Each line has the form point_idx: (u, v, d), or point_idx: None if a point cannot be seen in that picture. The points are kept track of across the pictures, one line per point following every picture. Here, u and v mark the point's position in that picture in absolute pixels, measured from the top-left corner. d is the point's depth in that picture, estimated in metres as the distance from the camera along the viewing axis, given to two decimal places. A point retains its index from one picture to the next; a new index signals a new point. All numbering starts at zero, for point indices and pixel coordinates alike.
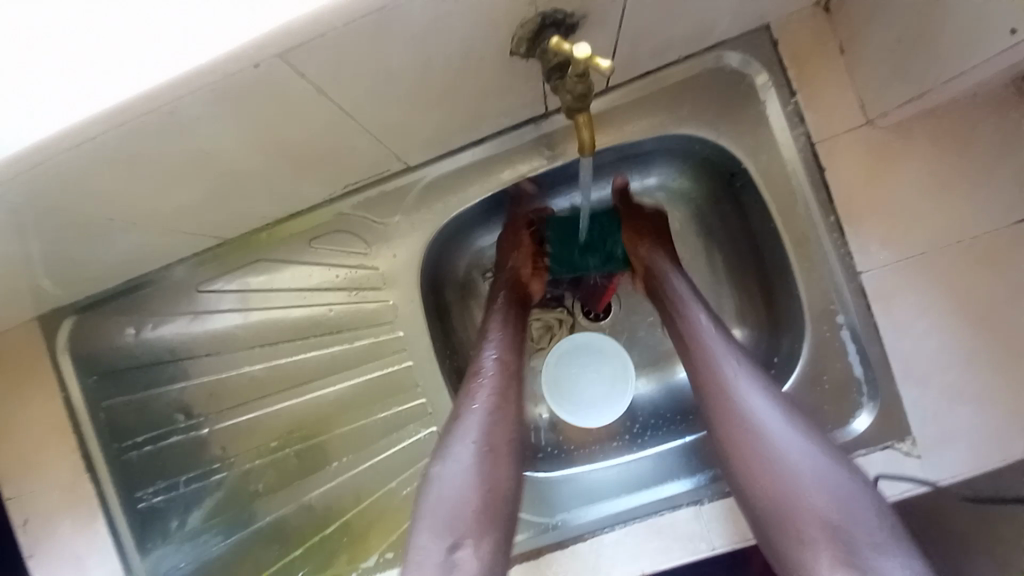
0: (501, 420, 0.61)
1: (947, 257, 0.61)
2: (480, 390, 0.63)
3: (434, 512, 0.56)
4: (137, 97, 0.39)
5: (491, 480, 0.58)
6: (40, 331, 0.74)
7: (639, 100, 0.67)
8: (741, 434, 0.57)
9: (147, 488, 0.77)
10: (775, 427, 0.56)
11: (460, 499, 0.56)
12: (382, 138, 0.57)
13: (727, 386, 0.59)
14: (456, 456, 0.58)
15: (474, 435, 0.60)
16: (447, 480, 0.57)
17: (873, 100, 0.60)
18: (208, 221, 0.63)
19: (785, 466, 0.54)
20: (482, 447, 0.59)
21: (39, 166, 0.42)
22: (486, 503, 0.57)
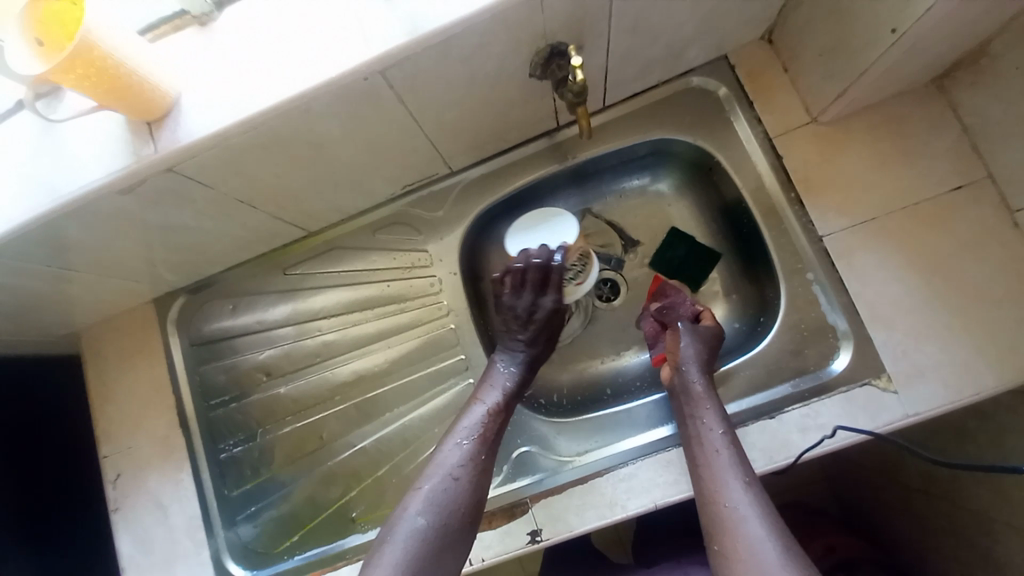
0: (495, 407, 0.76)
1: (895, 220, 0.75)
2: (450, 449, 0.71)
3: (432, 480, 0.68)
4: (279, 100, 0.58)
5: (473, 467, 0.70)
6: (157, 308, 0.94)
7: (630, 113, 0.86)
8: (714, 498, 0.64)
9: (228, 441, 0.92)
10: (758, 524, 0.60)
11: (443, 477, 0.69)
12: (436, 141, 0.77)
13: (713, 471, 0.65)
14: (450, 446, 0.72)
15: (467, 428, 0.74)
16: (450, 459, 0.70)
17: (813, 102, 0.77)
18: (303, 211, 0.83)
19: (738, 523, 0.61)
20: (476, 438, 0.72)
21: (210, 150, 0.61)
22: (467, 486, 0.68)
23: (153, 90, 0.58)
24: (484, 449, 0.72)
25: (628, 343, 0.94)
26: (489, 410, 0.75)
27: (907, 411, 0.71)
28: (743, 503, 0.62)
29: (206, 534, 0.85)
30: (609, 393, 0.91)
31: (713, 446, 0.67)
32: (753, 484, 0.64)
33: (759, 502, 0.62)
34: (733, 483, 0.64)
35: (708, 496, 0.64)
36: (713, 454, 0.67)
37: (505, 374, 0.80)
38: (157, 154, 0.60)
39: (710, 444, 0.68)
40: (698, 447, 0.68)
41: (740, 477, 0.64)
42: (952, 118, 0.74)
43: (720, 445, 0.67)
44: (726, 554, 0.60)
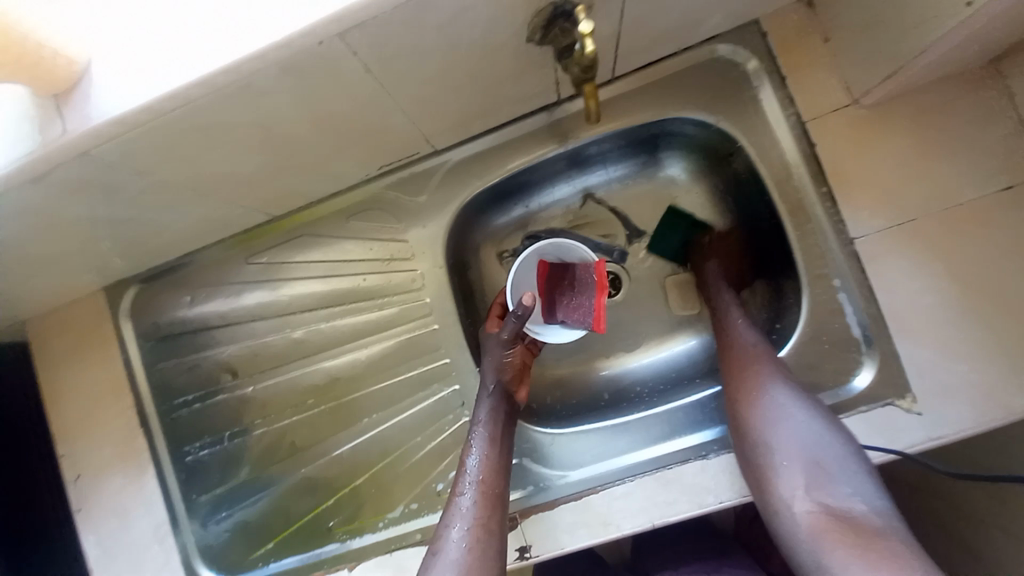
0: (487, 473, 0.65)
1: (937, 222, 0.66)
2: (459, 513, 0.62)
3: (436, 573, 0.58)
4: (210, 73, 0.46)
5: (481, 546, 0.59)
6: (105, 299, 0.84)
7: (641, 87, 0.74)
8: (746, 385, 0.66)
9: (194, 443, 0.85)
10: (790, 397, 0.62)
11: (455, 571, 0.57)
12: (415, 119, 0.66)
13: (747, 363, 0.67)
14: (454, 530, 0.60)
15: (467, 505, 0.63)
16: (453, 543, 0.60)
17: (856, 81, 0.66)
18: (262, 196, 0.72)
19: (776, 401, 0.62)
20: (478, 514, 0.62)
21: (131, 132, 0.50)
22: (483, 572, 0.58)
23: (52, 58, 0.46)
24: (489, 525, 0.61)
25: (628, 343, 0.87)
26: (483, 477, 0.65)
27: (930, 435, 0.65)
28: (777, 380, 0.64)
29: (174, 538, 0.81)
30: (606, 399, 0.85)
31: (750, 345, 0.69)
32: (794, 384, 0.64)
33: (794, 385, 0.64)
34: (769, 392, 0.63)
35: (738, 379, 0.66)
36: (750, 351, 0.68)
37: (488, 431, 0.68)
38: (66, 137, 0.49)
39: (744, 343, 0.70)
40: (738, 368, 0.68)
41: (774, 365, 0.66)
42: (1014, 104, 0.64)
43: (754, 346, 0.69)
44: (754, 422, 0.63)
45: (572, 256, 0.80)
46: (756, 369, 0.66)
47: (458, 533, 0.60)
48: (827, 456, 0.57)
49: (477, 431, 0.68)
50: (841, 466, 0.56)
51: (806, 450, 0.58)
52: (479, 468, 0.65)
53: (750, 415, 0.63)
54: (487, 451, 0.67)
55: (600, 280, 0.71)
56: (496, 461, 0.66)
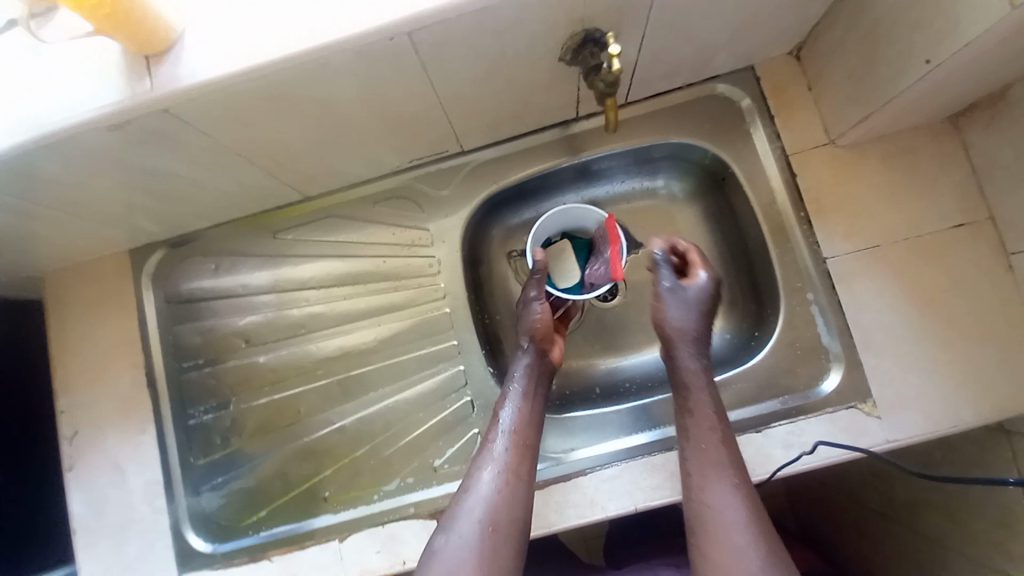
0: (520, 423, 0.69)
1: (898, 250, 0.76)
2: (492, 460, 0.65)
3: (464, 508, 0.62)
4: (291, 54, 0.54)
5: (511, 490, 0.63)
6: (130, 261, 0.88)
7: (650, 113, 0.84)
8: (695, 448, 0.67)
9: (198, 407, 0.87)
10: (729, 487, 0.62)
11: (483, 508, 0.61)
12: (452, 117, 0.74)
13: (689, 420, 0.69)
14: (485, 472, 0.64)
15: (500, 452, 0.65)
16: (483, 484, 0.63)
17: (833, 124, 0.77)
18: (303, 172, 0.78)
19: (720, 489, 0.62)
20: (509, 459, 0.65)
21: (209, 96, 0.57)
22: (505, 518, 0.61)
23: (154, 23, 0.52)
24: (516, 471, 0.65)
25: (619, 344, 0.93)
26: (517, 424, 0.68)
27: (888, 436, 0.73)
28: (722, 461, 0.65)
29: (167, 500, 0.83)
30: (597, 392, 0.90)
31: (696, 401, 0.69)
32: (739, 478, 0.64)
33: (739, 468, 0.64)
34: (728, 484, 0.63)
35: (688, 442, 0.68)
36: (693, 409, 0.69)
37: (523, 384, 0.72)
38: (153, 92, 0.55)
39: (690, 386, 0.70)
40: (694, 442, 0.67)
41: (722, 433, 0.67)
42: (963, 155, 0.76)
43: (702, 402, 0.69)
44: (692, 496, 0.64)
45: (591, 218, 0.85)
46: (700, 437, 0.67)
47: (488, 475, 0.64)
48: (748, 558, 0.57)
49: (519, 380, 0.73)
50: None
51: (735, 551, 0.58)
52: (512, 420, 0.69)
53: (702, 503, 0.63)
54: (524, 404, 0.70)
55: (613, 234, 0.78)
56: (526, 408, 0.70)
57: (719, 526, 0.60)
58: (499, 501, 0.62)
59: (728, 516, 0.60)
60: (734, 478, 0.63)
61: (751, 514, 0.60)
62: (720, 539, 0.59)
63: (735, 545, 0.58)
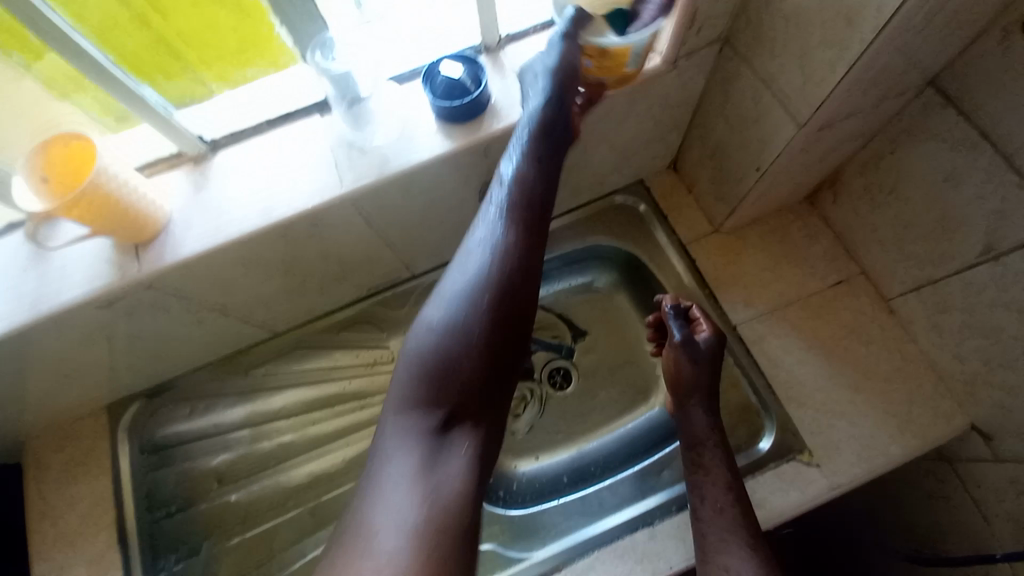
0: (465, 353, 0.55)
1: (794, 310, 0.89)
2: (412, 397, 0.55)
3: (387, 469, 0.52)
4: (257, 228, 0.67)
5: (453, 354, 0.55)
6: (105, 416, 0.92)
7: (568, 224, 1.01)
8: (708, 506, 0.74)
9: (169, 559, 0.86)
10: (743, 551, 0.69)
11: (416, 388, 0.55)
12: (399, 252, 0.88)
13: (704, 481, 0.75)
14: (424, 362, 0.55)
15: (437, 335, 0.56)
16: (404, 438, 0.53)
17: (713, 216, 0.94)
18: (272, 314, 0.89)
19: (735, 555, 0.69)
20: (458, 323, 0.56)
21: (188, 268, 0.68)
22: (445, 374, 0.55)
23: (144, 216, 0.65)
24: (453, 403, 0.55)
25: (580, 428, 0.99)
26: (461, 343, 0.55)
27: (830, 484, 0.78)
28: (735, 524, 0.71)
29: None
30: (566, 480, 0.94)
31: (710, 463, 0.76)
32: (753, 543, 0.70)
33: (752, 533, 0.71)
34: (738, 547, 0.70)
35: (701, 503, 0.75)
36: (705, 472, 0.76)
37: (482, 270, 0.57)
38: (141, 272, 0.67)
39: (706, 447, 0.78)
40: (707, 499, 0.74)
41: (734, 495, 0.74)
42: (824, 226, 0.93)
43: (717, 467, 0.76)
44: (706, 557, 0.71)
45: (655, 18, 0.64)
46: (713, 499, 0.74)
47: (425, 345, 0.56)
48: None
49: (483, 259, 0.58)
50: None
51: None
52: (467, 287, 0.57)
53: (718, 555, 0.70)
54: (483, 275, 0.57)
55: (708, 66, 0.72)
56: (496, 271, 0.57)
57: None
58: (440, 347, 0.55)
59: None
60: (749, 543, 0.70)
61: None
62: None
63: None
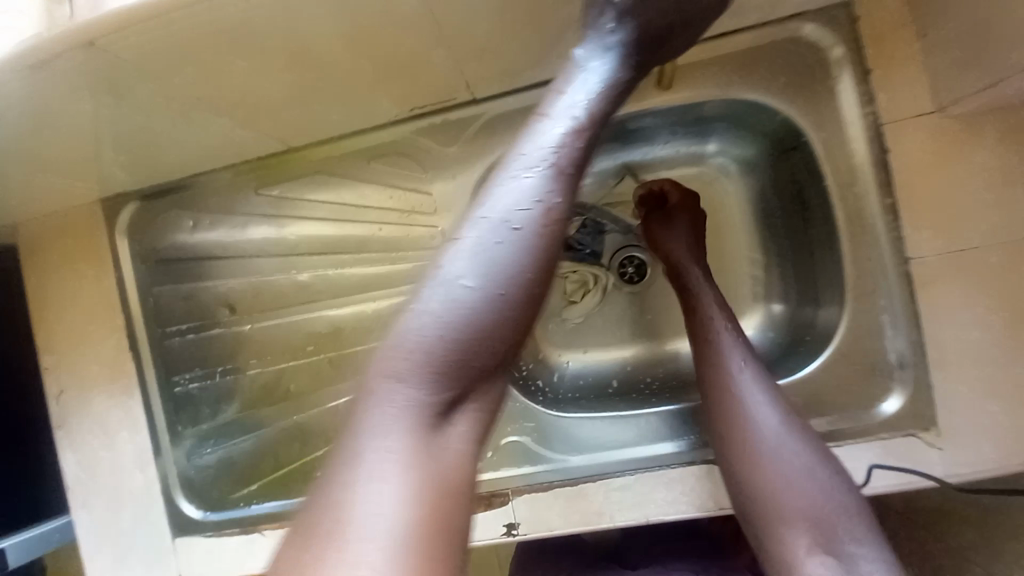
0: (523, 260, 0.40)
1: (1006, 254, 0.61)
2: (467, 261, 0.40)
3: (396, 367, 0.39)
4: None
5: (506, 267, 0.40)
6: (103, 215, 0.78)
7: (712, 60, 0.68)
8: (731, 401, 0.60)
9: (185, 374, 0.82)
10: (785, 435, 0.57)
11: (444, 315, 0.39)
12: (460, 60, 0.60)
13: (721, 370, 0.61)
14: (444, 299, 0.39)
15: (492, 219, 0.41)
16: (420, 341, 0.39)
17: (947, 87, 0.60)
18: (284, 121, 0.66)
19: (770, 438, 0.57)
20: (537, 196, 0.42)
21: (162, 26, 0.46)
22: (469, 345, 0.39)
23: None
24: (507, 310, 0.39)
25: (642, 333, 0.83)
26: (504, 315, 0.40)
27: (948, 472, 0.63)
28: (766, 408, 0.59)
29: (154, 455, 0.78)
30: (615, 385, 0.81)
31: (725, 347, 0.62)
32: (789, 416, 0.59)
33: (789, 418, 0.58)
34: (773, 425, 0.58)
35: (724, 398, 0.60)
36: (725, 357, 0.61)
37: (548, 157, 0.43)
38: (82, 20, 0.46)
39: (714, 329, 0.64)
40: (722, 385, 0.60)
41: (759, 375, 0.61)
42: None
43: (736, 357, 0.61)
44: (736, 456, 0.59)
45: None
46: (743, 398, 0.59)
47: (434, 328, 0.39)
48: (822, 505, 0.54)
49: (557, 131, 0.44)
50: (828, 519, 0.54)
51: (807, 499, 0.55)
52: (528, 185, 0.42)
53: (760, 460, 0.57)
54: (544, 178, 0.42)
55: None
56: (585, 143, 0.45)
57: (779, 478, 0.56)
58: (472, 317, 0.39)
59: (792, 462, 0.56)
60: (788, 423, 0.58)
61: (808, 448, 0.57)
62: (792, 496, 0.55)
63: (813, 494, 0.55)
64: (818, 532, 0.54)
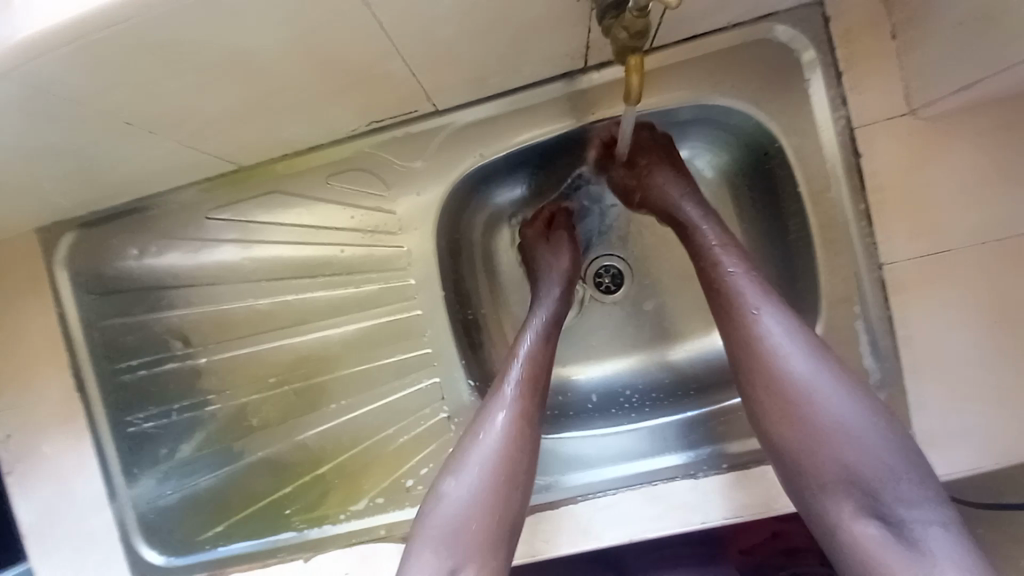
0: (523, 431, 0.58)
1: (978, 257, 0.61)
2: (505, 391, 0.59)
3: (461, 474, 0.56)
4: None
5: (524, 408, 0.59)
6: (40, 244, 0.72)
7: (681, 63, 0.65)
8: (764, 352, 0.55)
9: (139, 413, 0.76)
10: (829, 385, 0.52)
11: (489, 444, 0.57)
12: (419, 72, 0.56)
13: (750, 321, 0.56)
14: (488, 422, 0.58)
15: (507, 394, 0.59)
16: (476, 458, 0.57)
17: (919, 90, 0.59)
18: (231, 139, 0.61)
19: (812, 387, 0.53)
20: (520, 388, 0.60)
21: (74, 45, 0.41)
22: (511, 460, 0.57)
23: None
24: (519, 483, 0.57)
25: (621, 345, 0.81)
26: (523, 463, 0.57)
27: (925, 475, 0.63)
28: (804, 358, 0.54)
29: (109, 497, 0.74)
30: (593, 401, 0.79)
31: (751, 294, 0.57)
32: (826, 358, 0.54)
33: (831, 365, 0.53)
34: (810, 369, 0.53)
35: (757, 353, 0.55)
36: (754, 309, 0.56)
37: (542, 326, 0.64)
38: None
39: (732, 277, 0.58)
40: (749, 334, 0.56)
41: (792, 321, 0.55)
42: None
43: (762, 302, 0.56)
44: (773, 409, 0.54)
45: None
46: (777, 349, 0.54)
47: (476, 482, 0.55)
48: (878, 463, 0.50)
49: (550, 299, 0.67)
50: (884, 479, 0.49)
51: (858, 457, 0.50)
52: (530, 349, 0.62)
53: (776, 382, 0.54)
54: (540, 339, 0.63)
55: None
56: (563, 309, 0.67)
57: (828, 437, 0.51)
58: (506, 442, 0.57)
59: (841, 419, 0.51)
60: (832, 372, 0.53)
61: (857, 400, 0.52)
62: (841, 458, 0.51)
63: (868, 454, 0.50)
64: (868, 495, 0.50)
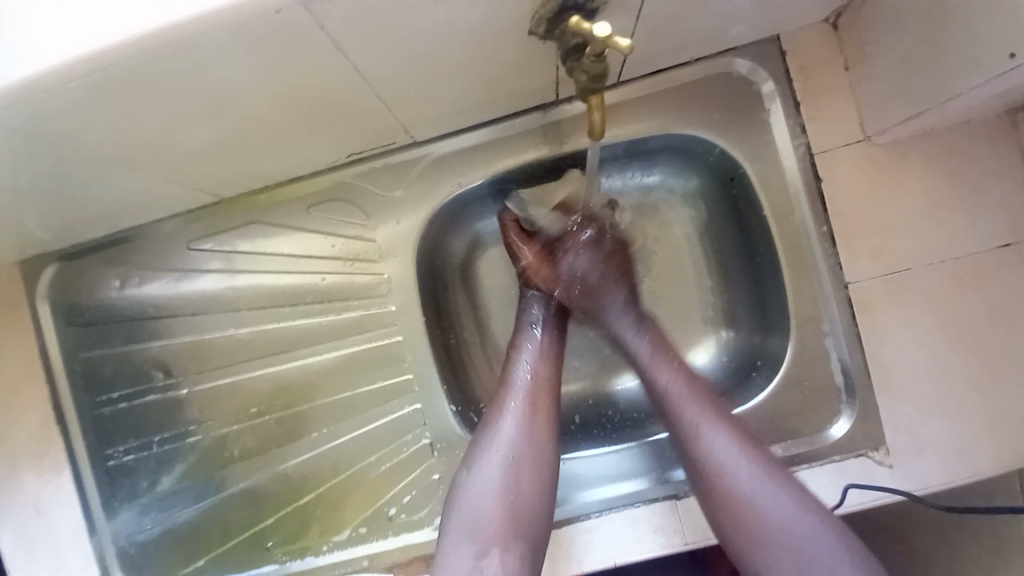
0: (537, 443, 0.62)
1: (935, 275, 0.63)
2: (509, 406, 0.63)
3: (471, 496, 0.60)
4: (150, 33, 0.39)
5: (532, 426, 0.63)
6: (20, 279, 0.72)
7: (647, 96, 0.68)
8: (689, 440, 0.62)
9: (119, 446, 0.76)
10: (740, 459, 0.60)
11: (498, 457, 0.61)
12: (395, 108, 0.58)
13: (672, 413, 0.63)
14: (504, 426, 0.62)
15: (509, 425, 0.62)
16: (482, 478, 0.60)
17: (872, 119, 0.62)
18: (213, 174, 0.63)
19: (729, 466, 0.59)
20: (528, 400, 0.64)
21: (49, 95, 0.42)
22: (523, 477, 0.60)
23: None
24: (537, 493, 0.60)
25: (601, 366, 0.81)
26: (534, 483, 0.61)
27: (896, 491, 0.64)
28: (723, 443, 0.61)
29: (87, 534, 0.73)
30: (575, 423, 0.79)
31: (669, 387, 0.65)
32: (737, 430, 0.62)
33: (739, 439, 0.61)
34: (725, 443, 0.61)
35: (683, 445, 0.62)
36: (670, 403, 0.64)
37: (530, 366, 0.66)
38: None
39: (653, 371, 0.67)
40: (676, 422, 0.63)
41: (704, 406, 0.63)
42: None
43: (684, 394, 0.64)
44: (704, 488, 0.61)
45: None
46: (701, 440, 0.61)
47: (492, 501, 0.59)
48: (809, 546, 0.56)
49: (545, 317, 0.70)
50: (819, 564, 0.55)
51: (788, 535, 0.56)
52: (526, 382, 0.65)
53: (719, 492, 0.59)
54: (539, 364, 0.67)
55: None
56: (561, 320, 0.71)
57: (757, 513, 0.58)
58: (514, 462, 0.61)
59: (763, 498, 0.58)
60: (745, 451, 0.60)
61: (778, 481, 0.59)
62: (776, 534, 0.57)
63: (795, 531, 0.56)
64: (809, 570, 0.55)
